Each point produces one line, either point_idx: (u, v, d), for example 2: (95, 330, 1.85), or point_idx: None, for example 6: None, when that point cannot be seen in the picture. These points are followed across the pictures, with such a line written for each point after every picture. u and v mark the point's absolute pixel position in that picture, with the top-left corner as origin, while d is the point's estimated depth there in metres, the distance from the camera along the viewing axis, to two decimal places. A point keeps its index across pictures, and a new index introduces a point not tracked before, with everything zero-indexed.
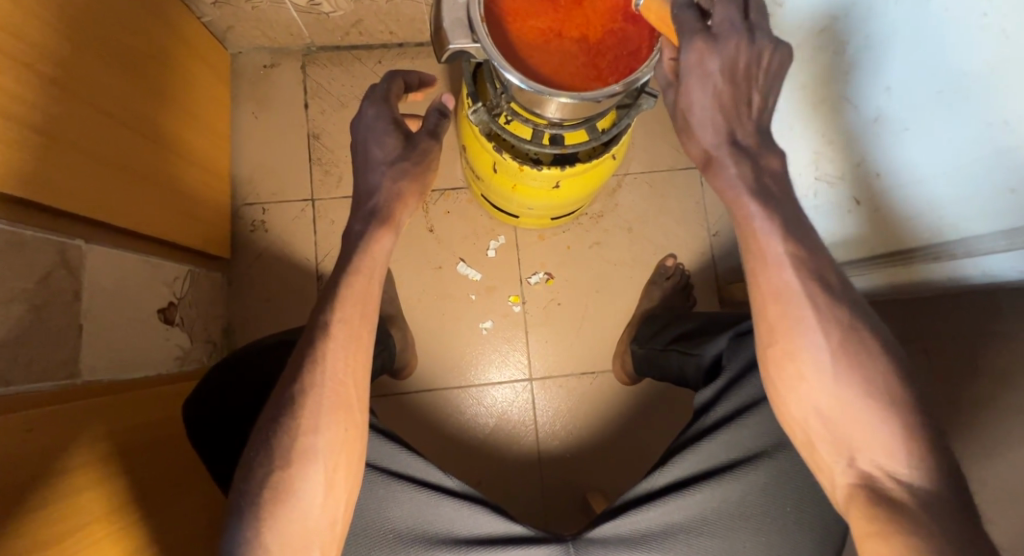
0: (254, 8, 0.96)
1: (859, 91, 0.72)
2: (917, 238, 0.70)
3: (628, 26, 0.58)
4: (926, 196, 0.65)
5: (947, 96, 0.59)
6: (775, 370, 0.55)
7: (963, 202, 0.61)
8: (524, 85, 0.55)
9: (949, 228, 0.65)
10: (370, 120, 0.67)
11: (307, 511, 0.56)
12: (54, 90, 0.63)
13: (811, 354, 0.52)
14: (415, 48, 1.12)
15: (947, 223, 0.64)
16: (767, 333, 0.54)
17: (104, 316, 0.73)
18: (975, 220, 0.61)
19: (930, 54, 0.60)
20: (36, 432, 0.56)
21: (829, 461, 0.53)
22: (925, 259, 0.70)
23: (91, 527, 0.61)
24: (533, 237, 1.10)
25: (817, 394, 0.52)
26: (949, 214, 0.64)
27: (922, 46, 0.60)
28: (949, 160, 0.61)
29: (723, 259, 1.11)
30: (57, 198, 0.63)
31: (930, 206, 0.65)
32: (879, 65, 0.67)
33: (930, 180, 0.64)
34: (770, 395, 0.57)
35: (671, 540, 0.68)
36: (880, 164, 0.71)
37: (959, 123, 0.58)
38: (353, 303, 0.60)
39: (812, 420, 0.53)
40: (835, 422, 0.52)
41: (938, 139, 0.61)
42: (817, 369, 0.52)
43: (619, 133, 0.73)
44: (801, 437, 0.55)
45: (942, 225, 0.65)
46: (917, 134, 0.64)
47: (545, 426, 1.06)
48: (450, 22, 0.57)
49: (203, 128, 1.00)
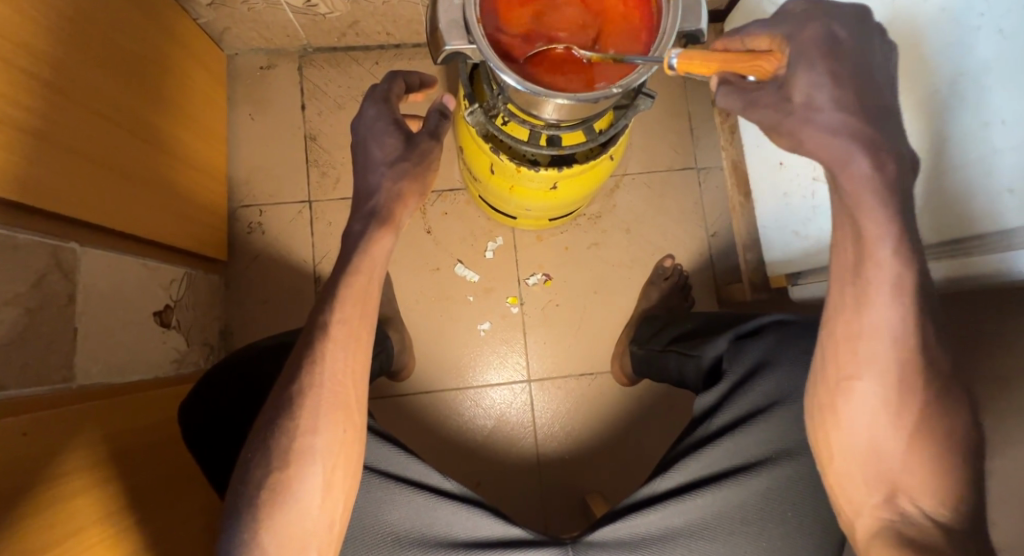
0: (250, 9, 0.95)
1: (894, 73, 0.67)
2: (961, 228, 0.61)
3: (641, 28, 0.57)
4: (974, 177, 0.58)
5: (1002, 67, 0.53)
6: (826, 394, 0.56)
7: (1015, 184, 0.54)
8: (520, 86, 0.54)
9: (949, 227, 0.63)
10: (371, 121, 0.66)
11: (305, 512, 0.56)
12: (48, 93, 0.63)
13: (873, 393, 0.52)
14: (412, 48, 1.12)
15: (945, 221, 0.63)
16: (852, 366, 0.53)
17: (99, 319, 0.73)
18: (974, 219, 0.59)
19: (979, 26, 0.55)
20: (30, 438, 0.55)
21: (865, 491, 0.54)
22: (973, 250, 0.60)
23: (88, 531, 0.61)
24: (531, 237, 1.10)
25: (871, 425, 0.53)
26: (973, 208, 0.59)
27: (972, 17, 0.56)
28: (1001, 138, 0.54)
29: (722, 260, 1.10)
30: (45, 200, 0.62)
31: (977, 190, 0.58)
32: None
33: (976, 161, 0.57)
34: (821, 427, 0.57)
35: (672, 544, 0.67)
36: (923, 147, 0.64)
37: (1012, 97, 0.53)
38: (351, 304, 0.60)
39: (853, 451, 0.54)
40: (861, 440, 0.54)
41: (989, 115, 0.55)
42: (862, 388, 0.53)
43: (616, 134, 0.72)
44: (836, 471, 0.56)
45: (944, 224, 0.63)
46: (937, 125, 0.62)
47: (544, 428, 1.06)
48: (445, 24, 0.56)
49: (199, 129, 0.99)
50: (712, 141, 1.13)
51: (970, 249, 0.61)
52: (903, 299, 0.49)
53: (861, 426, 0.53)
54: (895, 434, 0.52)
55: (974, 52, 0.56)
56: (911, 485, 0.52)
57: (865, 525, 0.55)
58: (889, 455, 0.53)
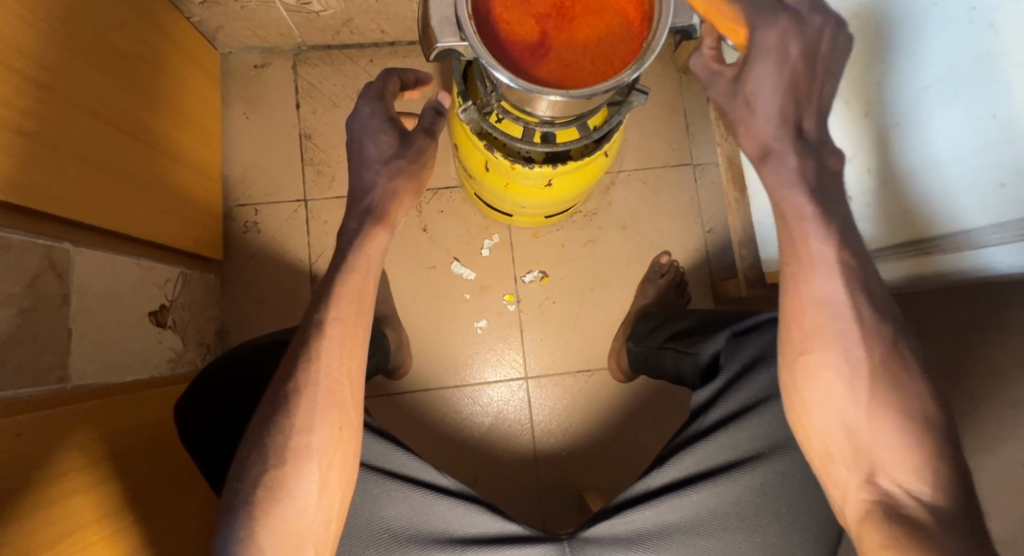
0: (243, 7, 0.95)
1: (890, 67, 0.67)
2: (930, 229, 0.67)
3: (631, 24, 0.58)
4: (943, 181, 0.63)
5: (984, 72, 0.55)
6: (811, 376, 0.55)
7: (982, 191, 0.58)
8: (514, 83, 0.55)
9: (920, 226, 0.68)
10: (365, 118, 0.66)
11: (301, 510, 0.56)
12: (41, 94, 0.62)
13: (865, 393, 0.52)
14: (407, 46, 1.12)
15: (917, 220, 0.68)
16: (854, 359, 0.52)
17: (94, 319, 0.73)
18: (945, 221, 0.64)
19: (971, 20, 0.55)
20: (25, 438, 0.55)
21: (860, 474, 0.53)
22: (939, 250, 0.66)
23: (85, 529, 0.61)
24: (528, 235, 1.10)
25: (843, 407, 0.52)
26: (943, 208, 0.64)
27: (964, 11, 0.55)
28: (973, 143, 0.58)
29: (719, 255, 1.11)
30: (44, 204, 0.62)
31: (945, 194, 0.63)
32: (873, 58, 0.69)
33: (950, 166, 0.61)
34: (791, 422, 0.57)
35: (668, 539, 0.68)
36: (904, 147, 0.67)
37: (990, 105, 0.55)
38: (345, 302, 0.60)
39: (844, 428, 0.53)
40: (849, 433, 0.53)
41: (966, 121, 0.58)
42: (849, 378, 0.52)
43: (611, 131, 0.72)
44: (824, 467, 0.55)
45: (916, 224, 0.69)
46: (917, 127, 0.64)
47: (542, 424, 1.06)
48: (437, 21, 0.56)
49: (193, 127, 0.98)
50: (708, 136, 1.13)
51: (935, 247, 0.67)
52: None
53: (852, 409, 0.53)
54: (878, 412, 0.51)
55: (962, 51, 0.57)
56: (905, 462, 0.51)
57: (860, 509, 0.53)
58: (866, 433, 0.52)
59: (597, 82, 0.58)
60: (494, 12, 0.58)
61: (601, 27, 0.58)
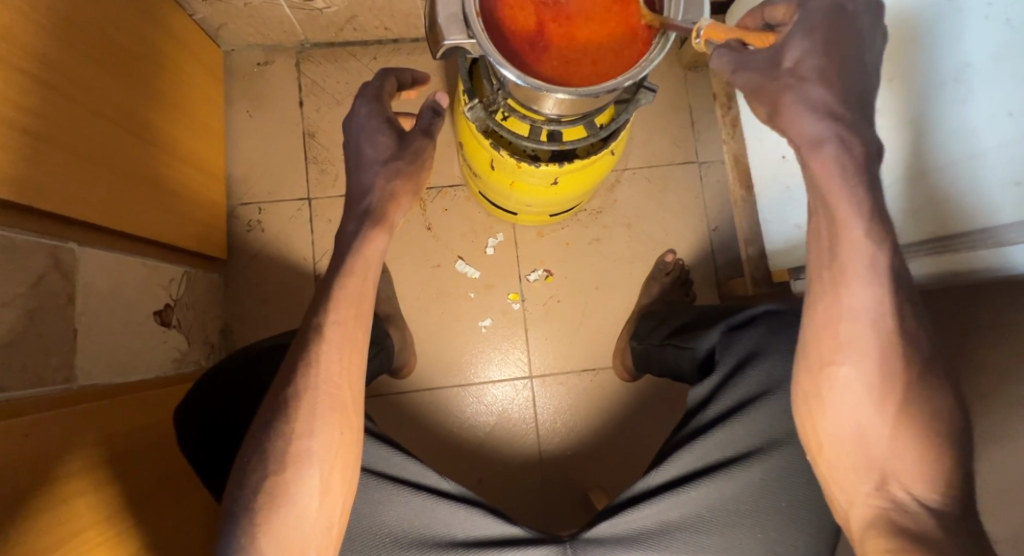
0: (247, 4, 0.94)
1: (926, 52, 0.63)
2: (958, 224, 0.63)
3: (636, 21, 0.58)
4: (975, 174, 0.59)
5: None
6: (816, 379, 0.55)
7: (1017, 185, 0.55)
8: (521, 80, 0.54)
9: (947, 221, 0.64)
10: (362, 119, 0.65)
11: (302, 515, 0.56)
12: (44, 92, 0.62)
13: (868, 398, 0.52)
14: (410, 43, 1.11)
15: (944, 215, 0.65)
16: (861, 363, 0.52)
17: (99, 319, 0.72)
18: (974, 216, 0.61)
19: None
20: (31, 439, 0.55)
21: (859, 480, 0.53)
22: (965, 246, 0.63)
23: (91, 531, 0.61)
24: (532, 234, 1.09)
25: (846, 409, 0.53)
26: (973, 202, 0.60)
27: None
28: (1012, 133, 0.54)
29: (723, 254, 1.10)
30: (46, 202, 0.61)
31: (976, 187, 0.59)
32: (910, 42, 0.65)
33: (984, 157, 0.58)
34: (804, 428, 0.57)
35: (668, 538, 0.67)
36: (936, 136, 0.63)
37: None
38: (344, 305, 0.59)
39: (842, 432, 0.54)
40: (855, 438, 0.53)
41: (1009, 108, 0.54)
42: (846, 379, 0.52)
43: (618, 129, 0.72)
44: (833, 472, 0.55)
45: (942, 218, 0.65)
46: (951, 115, 0.61)
47: (546, 423, 1.06)
48: (444, 18, 0.56)
49: (196, 126, 0.98)
50: (714, 134, 1.12)
51: (961, 244, 0.63)
52: (879, 281, 0.49)
53: (854, 412, 0.53)
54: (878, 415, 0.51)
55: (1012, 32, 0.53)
56: (905, 467, 0.51)
57: (859, 515, 0.53)
58: (864, 435, 0.52)
59: (603, 81, 0.57)
60: (501, 9, 0.58)
61: (608, 24, 0.58)
